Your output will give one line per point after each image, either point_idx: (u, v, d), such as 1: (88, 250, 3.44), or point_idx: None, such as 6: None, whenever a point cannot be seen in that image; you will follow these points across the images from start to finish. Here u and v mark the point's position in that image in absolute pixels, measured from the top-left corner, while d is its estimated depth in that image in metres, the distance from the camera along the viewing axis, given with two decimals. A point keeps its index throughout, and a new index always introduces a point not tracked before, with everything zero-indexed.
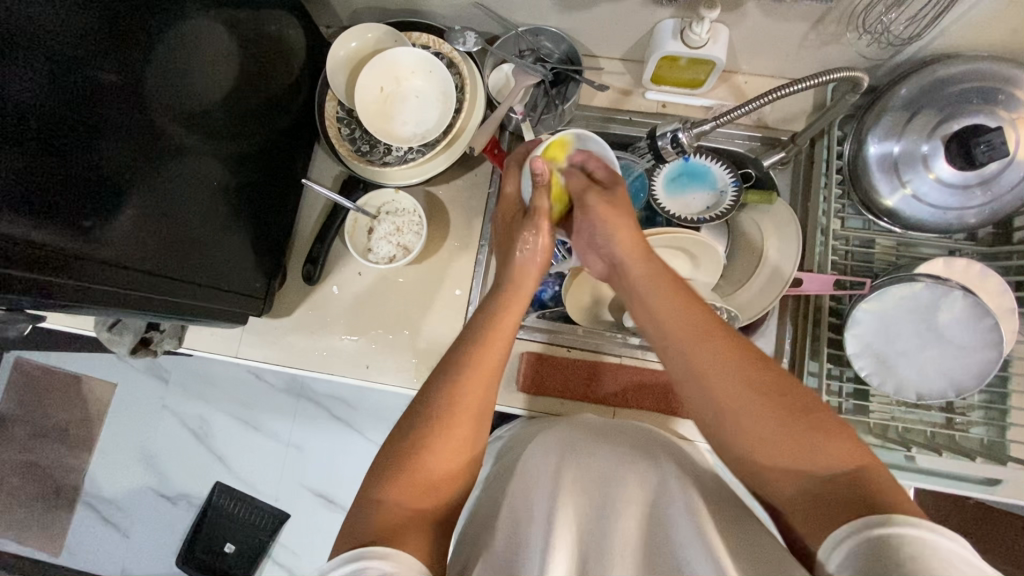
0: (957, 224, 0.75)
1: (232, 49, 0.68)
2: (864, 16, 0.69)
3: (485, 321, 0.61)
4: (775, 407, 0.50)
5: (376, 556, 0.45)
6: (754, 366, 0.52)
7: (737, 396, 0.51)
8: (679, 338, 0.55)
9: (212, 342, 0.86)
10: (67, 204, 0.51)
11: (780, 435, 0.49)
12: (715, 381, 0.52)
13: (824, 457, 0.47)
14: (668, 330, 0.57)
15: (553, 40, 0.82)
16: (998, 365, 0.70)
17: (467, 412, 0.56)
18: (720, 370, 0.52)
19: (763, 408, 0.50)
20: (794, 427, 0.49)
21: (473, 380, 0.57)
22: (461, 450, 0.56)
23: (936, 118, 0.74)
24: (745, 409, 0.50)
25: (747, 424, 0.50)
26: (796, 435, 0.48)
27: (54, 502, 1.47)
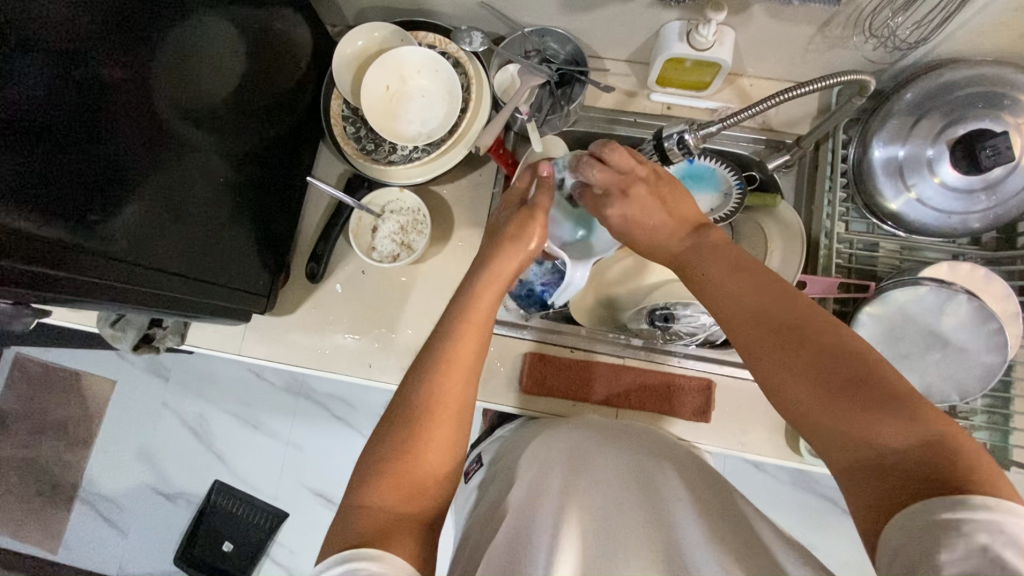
0: (961, 229, 0.75)
1: (239, 46, 0.68)
2: (871, 20, 0.69)
3: (461, 313, 0.61)
4: (834, 379, 0.45)
5: (365, 557, 0.45)
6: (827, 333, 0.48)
7: (790, 369, 0.48)
8: (739, 311, 0.54)
9: (215, 339, 0.86)
10: (69, 197, 0.50)
11: (841, 408, 0.44)
12: (771, 353, 0.50)
13: (892, 428, 0.42)
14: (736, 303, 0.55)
15: (559, 41, 0.83)
16: (1003, 370, 0.70)
17: (446, 408, 0.56)
18: (790, 338, 0.49)
19: (820, 379, 0.46)
20: (862, 394, 0.44)
21: (453, 376, 0.57)
22: (449, 448, 0.55)
23: (942, 123, 0.74)
24: (798, 381, 0.47)
25: (804, 396, 0.47)
26: (864, 403, 0.43)
27: (52, 499, 1.46)
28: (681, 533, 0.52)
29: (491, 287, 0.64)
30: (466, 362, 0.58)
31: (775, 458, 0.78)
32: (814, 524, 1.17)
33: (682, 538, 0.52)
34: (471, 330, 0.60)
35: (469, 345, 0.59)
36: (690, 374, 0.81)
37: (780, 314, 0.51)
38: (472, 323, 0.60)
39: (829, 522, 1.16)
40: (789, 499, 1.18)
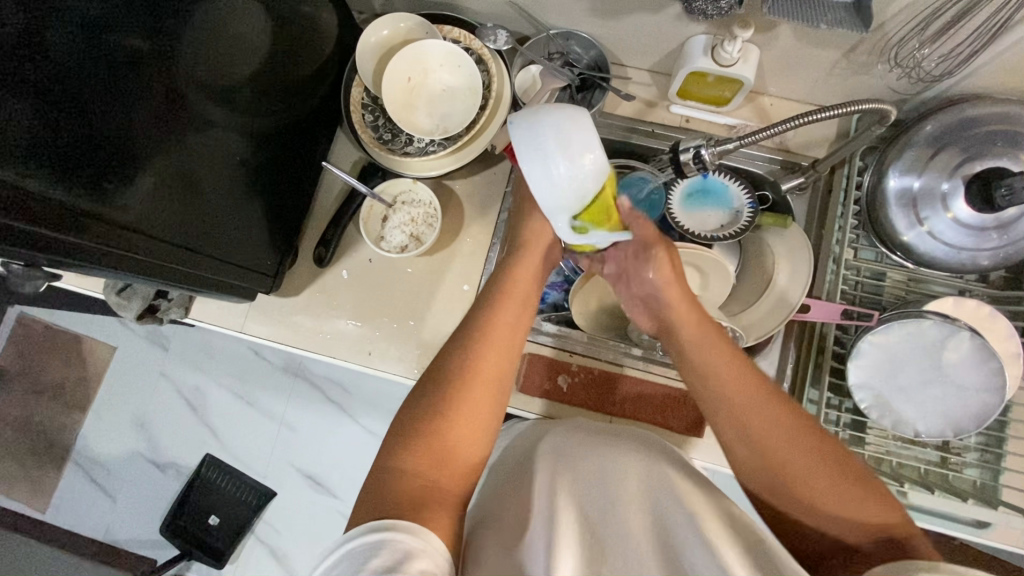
0: (969, 265, 0.75)
1: (265, 28, 0.68)
2: (898, 49, 0.69)
3: (497, 298, 0.63)
4: (834, 471, 0.51)
5: (402, 530, 0.46)
6: (793, 418, 0.54)
7: (798, 460, 0.52)
8: (736, 400, 0.55)
9: (218, 315, 0.87)
10: (87, 167, 0.51)
11: (837, 494, 0.50)
12: (779, 449, 0.52)
13: (856, 508, 0.49)
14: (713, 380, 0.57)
15: (584, 46, 0.83)
16: (1000, 410, 0.70)
17: (479, 386, 0.57)
18: (757, 418, 0.54)
19: (822, 471, 0.51)
20: (828, 476, 0.50)
21: (466, 387, 0.57)
22: (463, 451, 0.55)
23: (960, 158, 0.74)
24: (794, 464, 0.52)
25: (809, 489, 0.51)
26: (831, 484, 0.50)
27: (45, 459, 1.48)
28: (677, 529, 0.52)
29: (526, 280, 0.65)
30: (502, 351, 0.60)
31: None
32: None
33: (677, 536, 0.51)
34: (511, 317, 0.62)
35: (505, 334, 0.60)
36: (686, 388, 0.81)
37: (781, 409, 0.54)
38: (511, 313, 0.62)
39: None
40: None
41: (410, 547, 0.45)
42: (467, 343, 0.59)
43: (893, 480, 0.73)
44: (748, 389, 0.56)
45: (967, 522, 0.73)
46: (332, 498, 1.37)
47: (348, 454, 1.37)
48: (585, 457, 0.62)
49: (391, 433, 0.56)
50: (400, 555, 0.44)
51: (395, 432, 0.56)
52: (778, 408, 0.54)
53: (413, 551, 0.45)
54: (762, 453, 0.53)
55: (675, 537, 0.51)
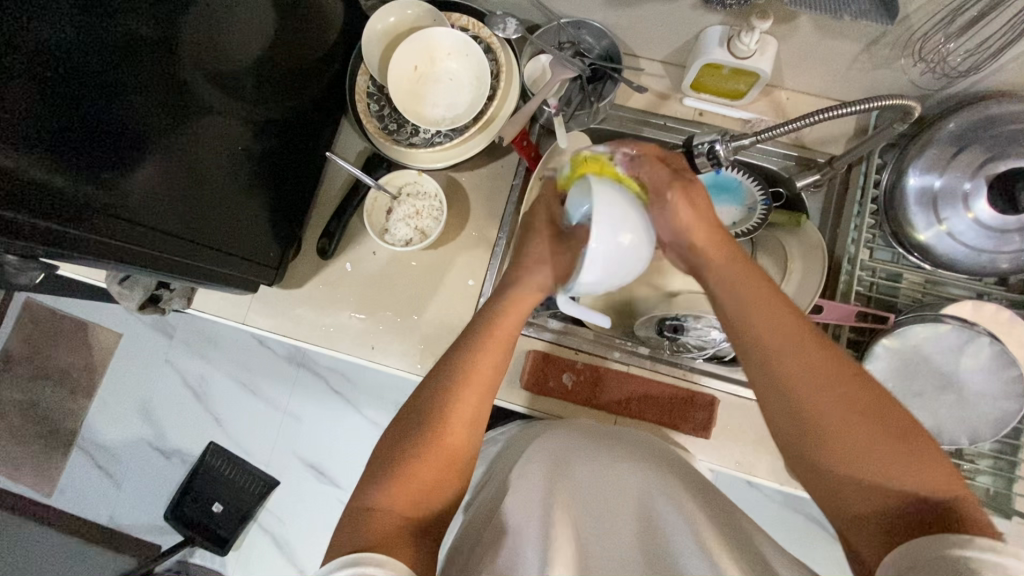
0: (989, 268, 0.73)
1: (268, 13, 0.67)
2: (923, 43, 0.66)
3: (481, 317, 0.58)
4: (886, 436, 0.46)
5: (373, 562, 0.45)
6: (853, 381, 0.48)
7: (847, 417, 0.47)
8: (784, 355, 0.49)
9: (220, 306, 0.86)
10: (83, 153, 0.50)
11: (889, 460, 0.46)
12: (827, 414, 0.48)
13: (911, 478, 0.46)
14: (762, 334, 0.50)
15: (596, 35, 0.80)
16: (1018, 418, 0.68)
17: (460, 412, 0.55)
18: (808, 372, 0.48)
19: (871, 434, 0.47)
20: (886, 441, 0.46)
21: (465, 391, 0.56)
22: (465, 447, 0.56)
23: (983, 157, 0.72)
24: (845, 426, 0.47)
25: (858, 457, 0.47)
26: (887, 453, 0.46)
27: (51, 443, 1.49)
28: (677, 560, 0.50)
29: (514, 299, 0.60)
30: (485, 372, 0.57)
31: (773, 484, 0.76)
32: (800, 546, 1.16)
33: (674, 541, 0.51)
34: (494, 341, 0.57)
35: (488, 358, 0.57)
36: (693, 388, 0.80)
37: (833, 370, 0.48)
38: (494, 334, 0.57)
39: (815, 545, 1.15)
40: (777, 518, 1.17)
41: None
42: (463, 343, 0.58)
43: None
44: (795, 338, 0.49)
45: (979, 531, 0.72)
46: (334, 488, 1.37)
47: (351, 445, 1.37)
48: (588, 462, 0.61)
49: (393, 437, 0.56)
50: None
51: (395, 436, 0.56)
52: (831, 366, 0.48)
53: None
54: (807, 418, 0.49)
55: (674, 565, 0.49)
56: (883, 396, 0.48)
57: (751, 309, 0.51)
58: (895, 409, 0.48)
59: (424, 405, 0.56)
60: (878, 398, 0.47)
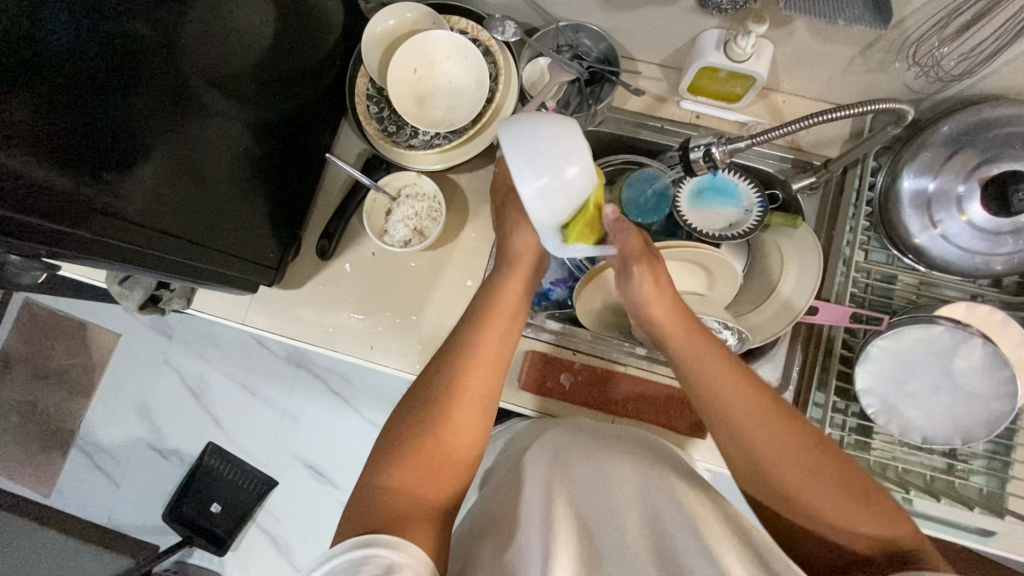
0: (982, 270, 0.74)
1: (269, 16, 0.67)
2: (916, 47, 0.67)
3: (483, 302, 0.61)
4: (840, 490, 0.50)
5: (385, 545, 0.46)
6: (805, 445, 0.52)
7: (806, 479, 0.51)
8: (742, 427, 0.53)
9: (220, 306, 0.86)
10: (87, 155, 0.50)
11: (848, 511, 0.50)
12: (786, 477, 0.51)
13: (870, 526, 0.50)
14: (720, 409, 0.54)
15: (594, 38, 0.81)
16: (1011, 418, 0.69)
17: (466, 395, 0.57)
18: (764, 442, 0.52)
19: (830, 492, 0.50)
20: (843, 497, 0.50)
21: (471, 372, 0.58)
22: (469, 438, 0.56)
23: (976, 160, 0.73)
24: (807, 485, 0.51)
25: (818, 509, 0.51)
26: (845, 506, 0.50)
27: (50, 444, 1.49)
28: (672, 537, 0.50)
29: (515, 285, 0.63)
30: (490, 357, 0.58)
31: None
32: None
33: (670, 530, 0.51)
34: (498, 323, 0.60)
35: (492, 342, 0.59)
36: None
37: (790, 434, 0.52)
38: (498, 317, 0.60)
39: None
40: None
41: (393, 561, 0.45)
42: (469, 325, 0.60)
43: (898, 488, 0.72)
44: (750, 411, 0.53)
45: (971, 529, 0.73)
46: (333, 488, 1.37)
47: (350, 446, 1.37)
48: (587, 460, 0.61)
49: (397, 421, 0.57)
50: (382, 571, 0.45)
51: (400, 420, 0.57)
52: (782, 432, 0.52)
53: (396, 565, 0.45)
54: (775, 479, 0.52)
55: (670, 540, 0.50)
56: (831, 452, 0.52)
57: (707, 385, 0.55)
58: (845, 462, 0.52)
59: (429, 387, 0.57)
60: (829, 456, 0.52)
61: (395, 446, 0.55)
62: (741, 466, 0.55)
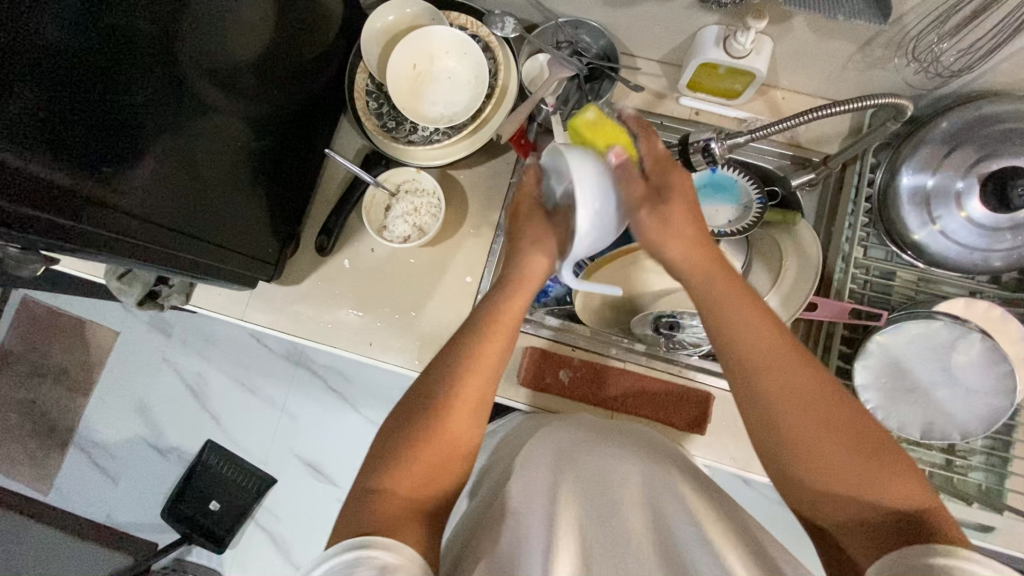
0: (981, 266, 0.74)
1: (269, 11, 0.67)
2: (915, 43, 0.67)
3: (486, 304, 0.59)
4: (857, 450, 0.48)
5: (379, 546, 0.46)
6: (822, 395, 0.50)
7: (820, 430, 0.49)
8: (759, 361, 0.51)
9: (219, 303, 0.86)
10: (86, 150, 0.50)
11: (859, 470, 0.48)
12: (802, 425, 0.49)
13: (886, 491, 0.47)
14: (738, 342, 0.52)
15: (593, 34, 0.81)
16: (1009, 413, 0.69)
17: (471, 389, 0.56)
18: (779, 378, 0.50)
19: (844, 447, 0.48)
20: (858, 453, 0.48)
21: (474, 377, 0.56)
22: (473, 436, 0.57)
23: (975, 156, 0.72)
24: (820, 435, 0.48)
25: (831, 467, 0.48)
26: (860, 462, 0.48)
27: (48, 441, 1.49)
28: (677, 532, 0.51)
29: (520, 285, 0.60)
30: (492, 354, 0.59)
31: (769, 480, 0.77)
32: (796, 544, 1.17)
33: (675, 534, 0.51)
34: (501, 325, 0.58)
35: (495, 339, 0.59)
36: (689, 385, 0.80)
37: (807, 378, 0.50)
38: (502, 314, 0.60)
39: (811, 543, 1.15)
40: (773, 515, 1.18)
41: (388, 562, 0.45)
42: (468, 329, 0.58)
43: None
44: (770, 347, 0.51)
45: (972, 526, 0.73)
46: (332, 486, 1.37)
47: (349, 443, 1.37)
48: (586, 456, 0.61)
49: (397, 423, 0.57)
50: (375, 571, 0.45)
51: (400, 422, 0.56)
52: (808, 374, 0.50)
53: (390, 565, 0.45)
54: (785, 424, 0.50)
55: (676, 539, 0.51)
56: (850, 408, 0.50)
57: (725, 319, 0.53)
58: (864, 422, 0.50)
59: (434, 378, 0.57)
60: (846, 411, 0.49)
61: (394, 442, 0.55)
62: (749, 409, 0.52)
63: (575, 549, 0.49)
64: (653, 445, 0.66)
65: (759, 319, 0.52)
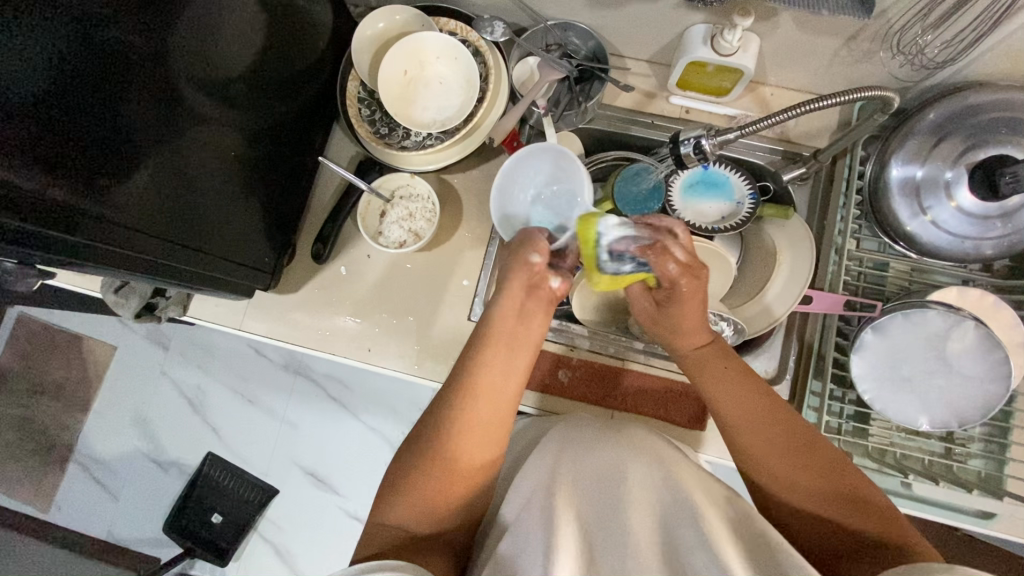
0: (973, 255, 0.75)
1: (258, 18, 0.67)
2: (900, 36, 0.68)
3: (481, 327, 0.62)
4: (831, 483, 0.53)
5: (382, 568, 0.47)
6: (801, 440, 0.56)
7: (797, 469, 0.54)
8: (739, 414, 0.59)
9: (216, 313, 0.86)
10: (81, 164, 0.50)
11: (836, 506, 0.52)
12: (780, 471, 0.55)
13: (867, 522, 0.51)
14: (723, 401, 0.60)
15: (582, 37, 0.82)
16: (1004, 401, 0.70)
17: (467, 421, 0.57)
18: (757, 428, 0.57)
19: (821, 483, 0.53)
20: (836, 489, 0.53)
21: (473, 399, 0.58)
22: (477, 452, 0.57)
23: (963, 146, 0.74)
24: (797, 476, 0.54)
25: (810, 500, 0.53)
26: (835, 495, 0.53)
27: (47, 459, 1.48)
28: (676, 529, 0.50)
29: (511, 303, 0.62)
30: (491, 381, 0.59)
31: None
32: None
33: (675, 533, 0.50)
34: (494, 346, 0.61)
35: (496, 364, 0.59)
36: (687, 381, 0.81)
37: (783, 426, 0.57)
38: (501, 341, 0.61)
39: None
40: None
41: None
42: (467, 353, 0.61)
43: (896, 472, 0.73)
44: (750, 399, 0.59)
45: (972, 513, 0.73)
46: (334, 495, 1.37)
47: (351, 451, 1.37)
48: (589, 452, 0.61)
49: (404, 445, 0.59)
50: None
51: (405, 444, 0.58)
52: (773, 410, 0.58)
53: None
54: (769, 468, 0.56)
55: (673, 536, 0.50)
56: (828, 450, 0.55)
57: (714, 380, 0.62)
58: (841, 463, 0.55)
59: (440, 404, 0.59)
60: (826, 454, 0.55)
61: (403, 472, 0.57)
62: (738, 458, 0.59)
63: (573, 556, 0.49)
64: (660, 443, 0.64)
65: (740, 379, 0.61)
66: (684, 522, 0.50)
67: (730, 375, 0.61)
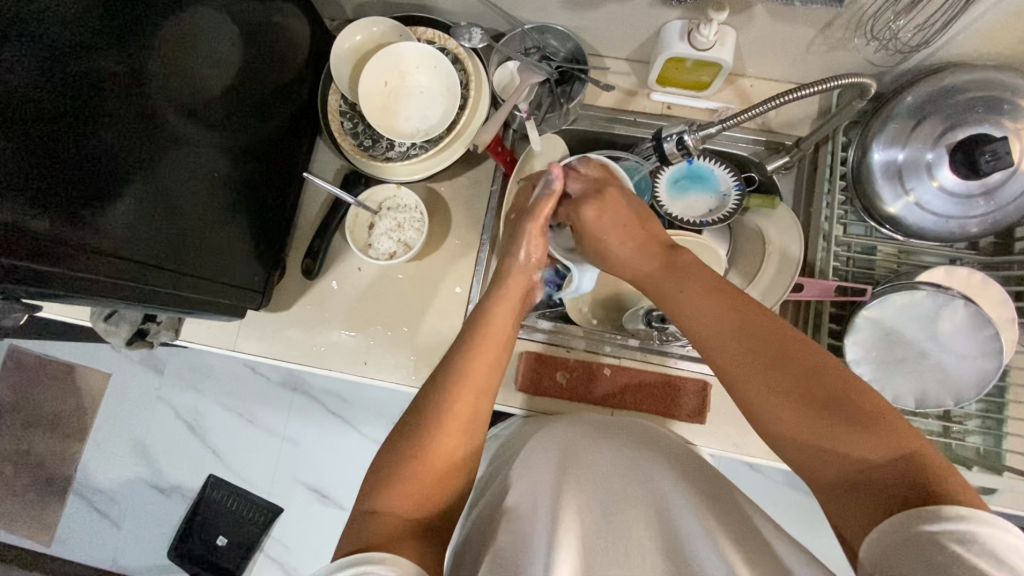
0: (958, 233, 0.75)
1: (235, 37, 0.67)
2: (873, 23, 0.69)
3: (477, 325, 0.64)
4: (817, 398, 0.48)
5: (376, 560, 0.46)
6: (782, 352, 0.52)
7: (775, 387, 0.51)
8: (712, 329, 0.56)
9: (209, 335, 0.86)
10: (61, 195, 0.50)
11: (834, 430, 0.47)
12: (759, 389, 0.52)
13: (872, 447, 0.46)
14: (695, 317, 0.58)
15: (560, 38, 0.81)
16: (999, 375, 0.70)
17: (462, 419, 0.57)
18: (726, 338, 0.55)
19: (806, 401, 0.49)
20: (828, 409, 0.48)
21: (465, 393, 0.58)
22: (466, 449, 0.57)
23: (942, 126, 0.74)
24: (778, 396, 0.50)
25: (803, 429, 0.49)
26: (829, 418, 0.47)
27: (47, 491, 1.46)
28: (679, 524, 0.52)
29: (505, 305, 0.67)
30: (484, 372, 0.60)
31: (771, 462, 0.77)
32: (806, 524, 1.17)
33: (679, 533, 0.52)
34: (488, 344, 0.62)
35: (485, 358, 0.61)
36: (685, 375, 0.81)
37: (757, 333, 0.54)
38: (490, 336, 0.63)
39: (818, 523, 1.17)
40: (783, 498, 1.18)
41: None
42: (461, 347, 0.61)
43: None
44: (719, 312, 0.56)
45: (974, 489, 0.74)
46: (340, 510, 1.36)
47: (355, 465, 1.36)
48: (591, 453, 0.61)
49: (392, 443, 0.57)
50: None
51: (396, 441, 0.56)
52: (757, 335, 0.53)
53: None
54: (746, 389, 0.53)
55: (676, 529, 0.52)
56: (810, 355, 0.51)
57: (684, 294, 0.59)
58: (829, 373, 0.49)
59: (436, 401, 0.57)
60: (810, 366, 0.50)
61: (393, 467, 0.54)
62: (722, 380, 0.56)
63: (575, 552, 0.50)
64: (656, 442, 0.65)
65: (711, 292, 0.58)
66: (689, 519, 0.52)
67: (695, 285, 0.59)
